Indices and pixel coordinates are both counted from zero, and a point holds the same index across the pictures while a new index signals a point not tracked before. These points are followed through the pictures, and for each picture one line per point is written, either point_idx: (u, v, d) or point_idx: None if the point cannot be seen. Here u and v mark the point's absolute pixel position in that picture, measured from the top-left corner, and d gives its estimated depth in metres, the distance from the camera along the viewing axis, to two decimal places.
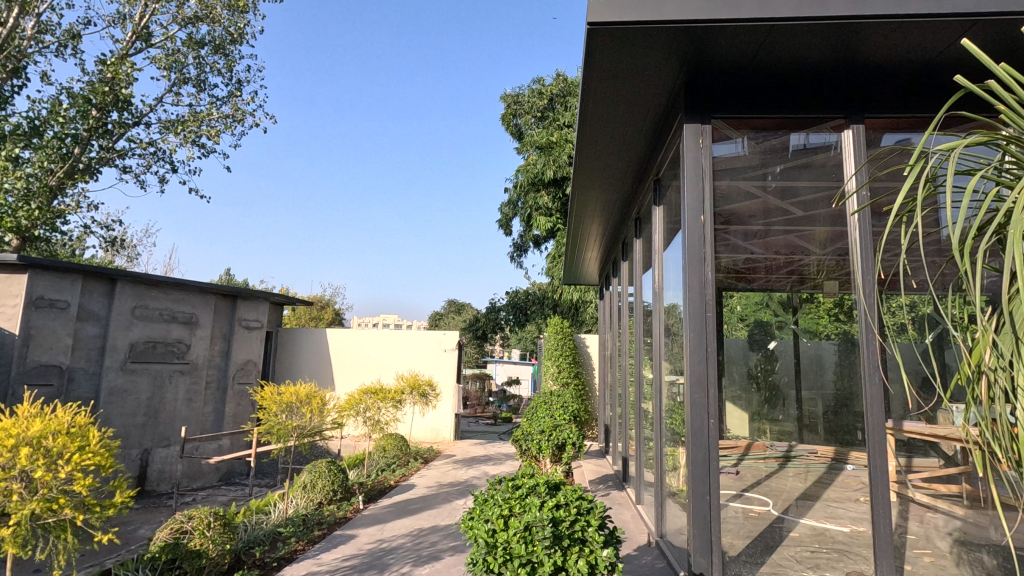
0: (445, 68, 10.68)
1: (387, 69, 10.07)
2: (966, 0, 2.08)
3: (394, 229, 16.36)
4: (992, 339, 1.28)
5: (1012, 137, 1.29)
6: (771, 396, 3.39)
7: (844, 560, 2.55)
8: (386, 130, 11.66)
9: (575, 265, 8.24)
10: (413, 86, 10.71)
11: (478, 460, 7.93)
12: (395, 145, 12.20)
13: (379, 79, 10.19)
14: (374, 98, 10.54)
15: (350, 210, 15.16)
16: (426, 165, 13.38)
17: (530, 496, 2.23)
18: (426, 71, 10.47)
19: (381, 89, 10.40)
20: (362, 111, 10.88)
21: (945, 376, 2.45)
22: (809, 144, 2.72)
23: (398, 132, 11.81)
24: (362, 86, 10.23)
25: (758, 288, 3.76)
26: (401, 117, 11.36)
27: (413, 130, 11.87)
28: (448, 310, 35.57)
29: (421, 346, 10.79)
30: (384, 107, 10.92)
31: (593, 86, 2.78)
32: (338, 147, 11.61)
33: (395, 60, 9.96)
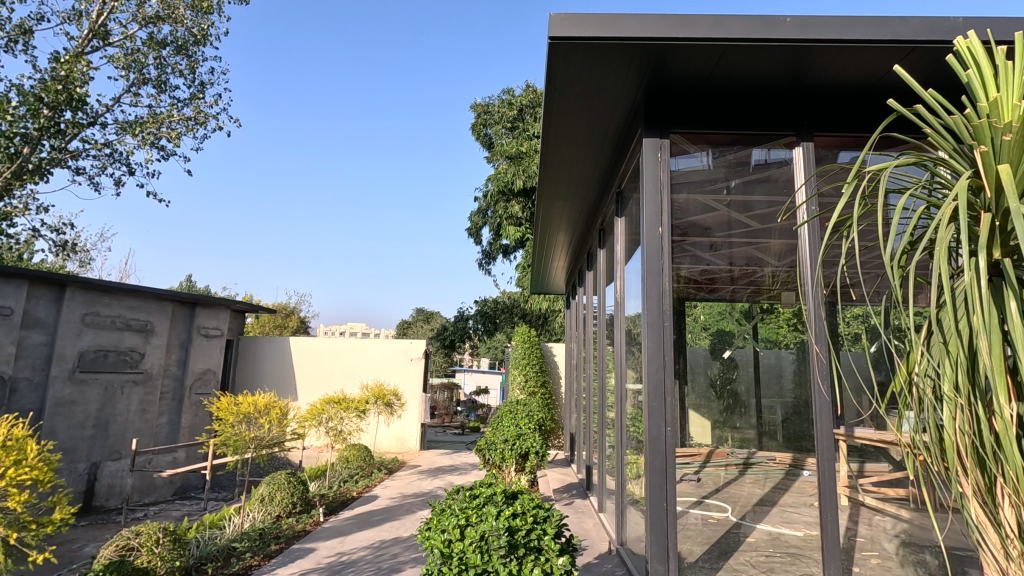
0: (421, 78, 10.53)
1: (364, 83, 10.16)
2: (904, 28, 2.20)
3: (361, 236, 16.20)
4: (920, 351, 1.36)
5: (938, 159, 1.37)
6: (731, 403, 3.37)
7: (797, 563, 2.64)
8: (358, 141, 11.68)
9: (543, 274, 8.28)
10: (386, 93, 10.52)
11: (444, 470, 7.85)
12: (369, 155, 12.22)
13: (355, 92, 10.27)
14: (348, 109, 10.58)
15: (315, 215, 14.95)
16: (396, 173, 13.26)
17: (486, 505, 2.22)
18: (400, 82, 10.40)
19: (358, 103, 10.48)
20: (336, 121, 10.87)
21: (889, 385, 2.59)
22: (770, 159, 2.83)
23: (371, 142, 11.85)
24: (339, 98, 10.30)
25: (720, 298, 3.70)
26: (376, 129, 11.41)
27: (387, 141, 11.93)
28: (416, 319, 35.35)
29: (387, 355, 10.65)
30: (361, 119, 10.99)
31: (555, 99, 2.82)
32: (306, 146, 11.41)
33: (371, 75, 10.06)
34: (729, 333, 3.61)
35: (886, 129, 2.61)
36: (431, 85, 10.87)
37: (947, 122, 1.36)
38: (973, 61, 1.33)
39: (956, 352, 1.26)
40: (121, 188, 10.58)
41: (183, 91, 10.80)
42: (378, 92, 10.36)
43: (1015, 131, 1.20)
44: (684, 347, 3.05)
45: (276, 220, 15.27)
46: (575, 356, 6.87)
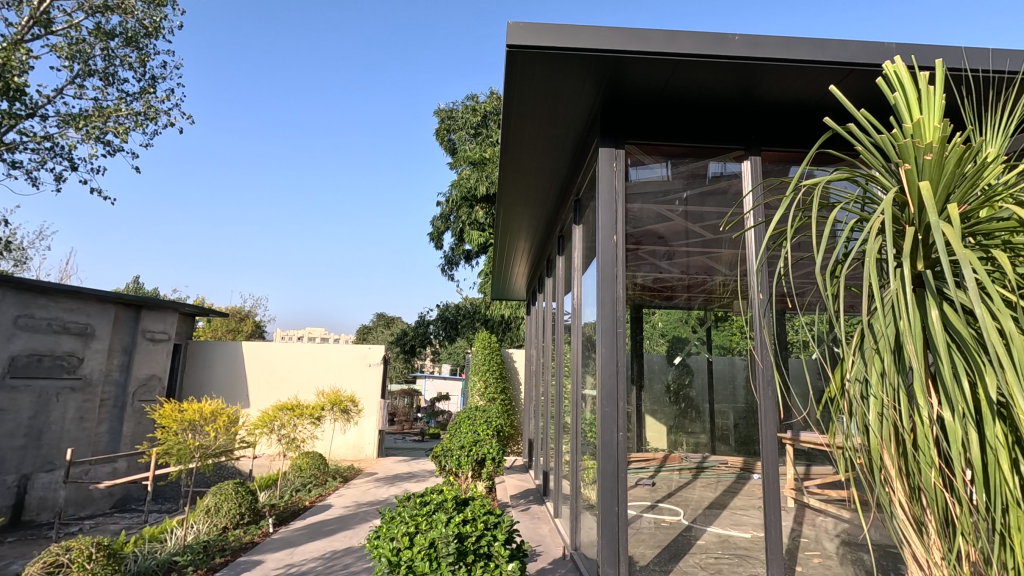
0: (387, 79, 10.36)
1: (328, 85, 10.13)
2: (843, 51, 2.32)
3: (320, 238, 15.93)
4: (851, 357, 1.42)
5: (868, 175, 1.45)
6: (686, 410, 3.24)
7: (744, 564, 2.73)
8: (321, 143, 11.58)
9: (504, 280, 8.30)
10: (351, 91, 10.32)
11: (401, 477, 7.73)
12: (330, 157, 12.09)
13: (319, 93, 10.24)
14: (312, 108, 10.50)
15: (273, 214, 14.52)
16: (358, 175, 13.07)
17: (437, 512, 2.21)
18: (365, 80, 10.22)
19: (320, 103, 10.43)
20: (298, 121, 10.74)
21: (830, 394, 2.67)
22: (726, 171, 2.94)
23: (335, 144, 11.73)
24: (303, 95, 10.27)
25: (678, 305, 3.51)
26: (339, 132, 11.34)
27: (350, 145, 11.85)
28: (377, 324, 34.87)
29: (344, 361, 10.42)
30: (323, 122, 10.91)
31: (513, 106, 2.84)
32: (264, 136, 11.07)
33: (335, 78, 10.02)
34: (684, 337, 3.47)
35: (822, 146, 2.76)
36: (399, 87, 10.69)
37: (876, 139, 1.44)
38: (901, 84, 1.41)
39: (884, 359, 1.32)
40: (61, 184, 10.05)
41: (133, 84, 10.34)
42: (342, 94, 10.31)
43: (935, 150, 1.28)
44: (639, 353, 3.12)
45: (229, 219, 14.82)
46: (535, 362, 6.91)
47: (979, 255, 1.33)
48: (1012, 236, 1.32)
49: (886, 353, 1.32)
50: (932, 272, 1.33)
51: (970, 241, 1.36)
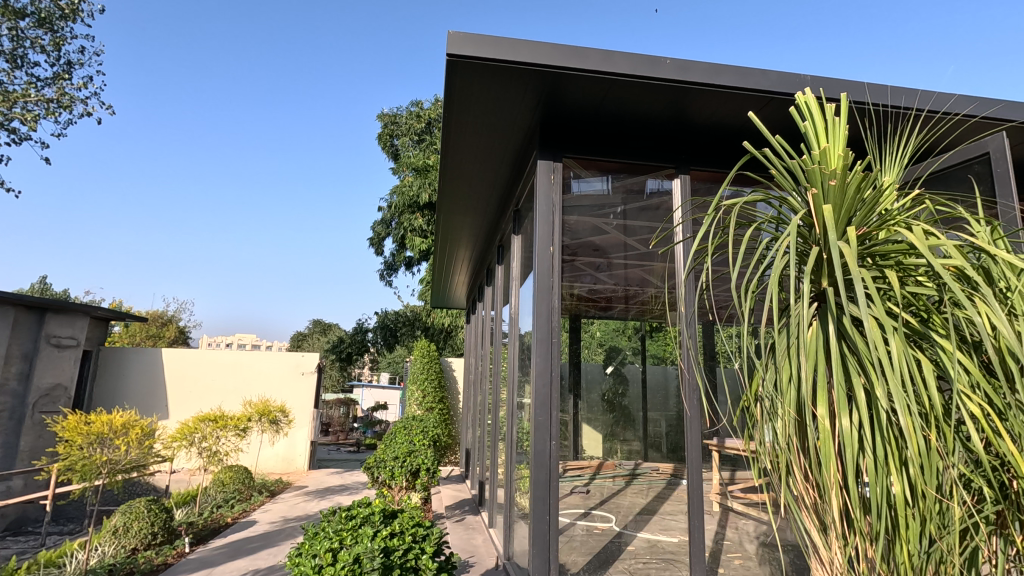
0: (328, 76, 10.15)
1: (266, 76, 10.02)
2: (765, 80, 2.47)
3: (254, 215, 15.48)
4: (763, 369, 1.51)
5: (780, 197, 1.55)
6: (622, 418, 3.54)
7: (670, 568, 2.78)
8: (258, 129, 11.45)
9: (444, 288, 8.24)
10: (293, 81, 10.20)
11: (333, 490, 7.47)
12: (267, 142, 11.95)
13: (257, 81, 10.11)
14: (250, 95, 10.40)
15: (206, 188, 14.04)
16: (296, 160, 12.83)
17: (363, 526, 2.16)
18: (306, 73, 9.96)
19: (257, 89, 10.30)
20: (234, 103, 10.61)
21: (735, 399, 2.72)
22: (663, 187, 3.04)
23: (274, 132, 11.64)
24: (240, 82, 10.11)
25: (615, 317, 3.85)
26: (277, 122, 11.26)
27: (290, 135, 11.76)
28: (313, 331, 33.73)
29: (275, 370, 9.98)
30: (261, 108, 10.80)
31: (454, 115, 2.83)
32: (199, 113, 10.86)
33: (273, 75, 10.03)
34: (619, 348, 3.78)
35: (743, 167, 2.92)
36: (341, 86, 10.52)
37: (787, 164, 1.54)
38: (809, 114, 1.52)
39: (791, 371, 1.41)
40: None
41: (44, 69, 9.52)
42: (280, 85, 10.25)
43: (838, 177, 1.39)
44: (577, 362, 3.18)
45: (157, 191, 14.16)
46: (474, 371, 6.91)
47: (874, 274, 1.45)
48: (905, 257, 1.44)
49: (792, 363, 1.43)
50: (834, 289, 1.44)
51: (868, 261, 1.47)
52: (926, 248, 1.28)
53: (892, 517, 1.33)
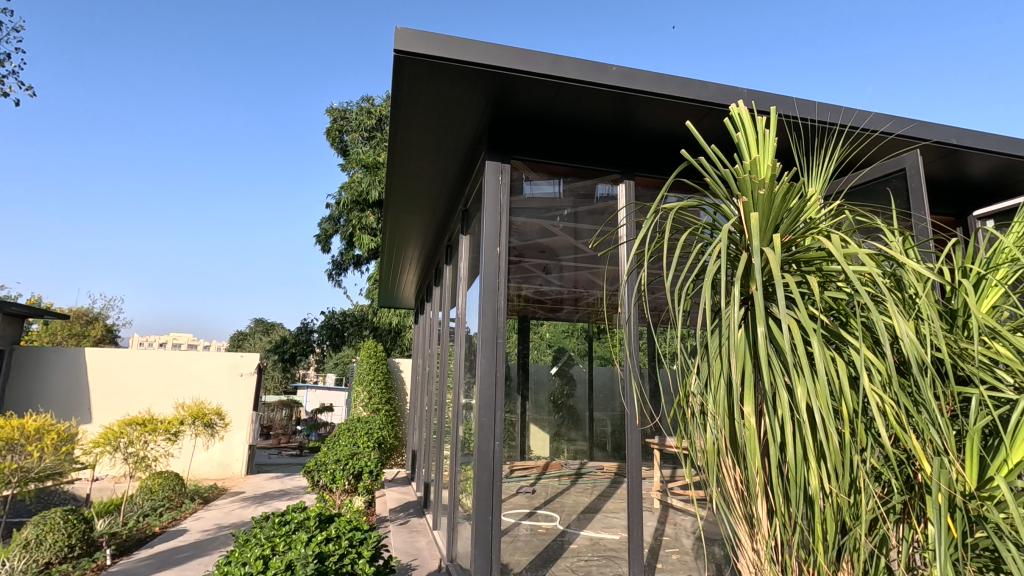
0: (275, 57, 9.92)
1: (208, 53, 9.67)
2: (706, 91, 2.57)
3: (194, 197, 14.89)
4: (695, 371, 1.57)
5: (714, 204, 1.61)
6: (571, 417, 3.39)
7: (611, 565, 2.85)
8: (198, 99, 11.02)
9: (393, 288, 8.10)
10: (238, 60, 9.91)
11: (272, 496, 7.21)
12: (209, 117, 11.50)
13: (199, 56, 9.76)
14: (190, 63, 10.01)
15: (143, 162, 13.42)
16: (241, 141, 12.47)
17: (297, 532, 2.11)
18: (251, 51, 9.66)
19: (200, 61, 9.95)
20: (174, 69, 10.19)
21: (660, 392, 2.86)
22: (609, 193, 3.12)
23: (214, 103, 11.22)
24: (182, 55, 9.75)
25: (565, 320, 3.68)
26: (220, 93, 10.89)
27: (234, 115, 11.43)
28: (254, 331, 32.45)
29: (212, 370, 9.53)
30: (205, 78, 10.45)
31: (402, 113, 2.79)
32: (134, 78, 10.40)
33: (214, 49, 9.61)
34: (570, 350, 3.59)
35: (679, 175, 3.06)
36: (288, 65, 10.29)
37: (721, 172, 1.60)
38: (742, 125, 1.58)
39: (721, 373, 1.47)
40: None
41: None
42: (224, 60, 9.88)
43: (766, 186, 1.46)
44: (526, 363, 3.21)
45: (87, 166, 13.42)
46: (421, 371, 6.86)
47: (801, 279, 1.53)
48: (825, 264, 1.53)
49: (722, 363, 1.49)
50: (761, 292, 1.51)
51: (793, 267, 1.55)
52: (843, 255, 1.37)
53: (810, 510, 1.41)
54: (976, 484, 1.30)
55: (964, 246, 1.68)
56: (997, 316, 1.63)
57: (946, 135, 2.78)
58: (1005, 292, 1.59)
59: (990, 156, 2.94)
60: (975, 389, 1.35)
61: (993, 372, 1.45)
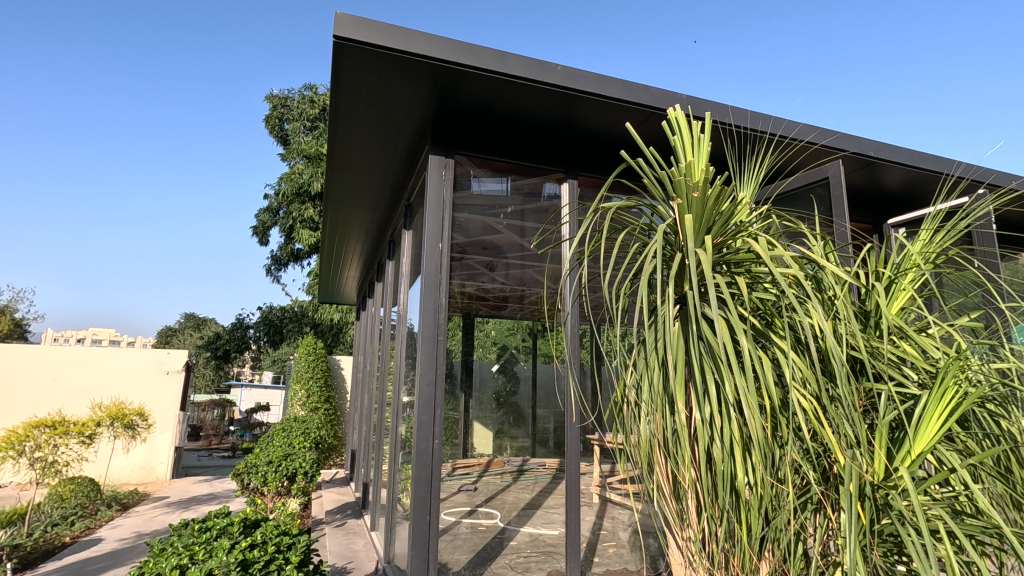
0: (211, 32, 9.50)
1: (138, 16, 9.15)
2: (647, 95, 2.63)
3: (122, 159, 14.12)
4: (631, 369, 1.59)
5: (651, 205, 1.65)
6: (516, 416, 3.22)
7: (549, 560, 2.89)
8: (126, 53, 10.43)
9: (333, 283, 7.87)
10: (172, 30, 9.43)
11: (200, 500, 6.85)
12: (147, 73, 11.09)
13: (128, 18, 9.23)
14: (118, 24, 9.48)
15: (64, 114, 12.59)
16: (174, 101, 11.94)
17: (219, 538, 2.01)
18: (185, 23, 9.20)
19: (130, 23, 9.42)
20: (99, 27, 9.58)
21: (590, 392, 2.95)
22: (548, 193, 3.14)
23: (145, 61, 10.66)
24: (107, 15, 9.18)
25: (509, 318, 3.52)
26: (151, 52, 10.36)
27: (165, 70, 10.90)
28: (185, 327, 30.83)
29: (134, 369, 8.94)
30: (135, 39, 9.91)
31: (342, 102, 2.70)
32: (56, 29, 9.74)
33: (144, 15, 9.09)
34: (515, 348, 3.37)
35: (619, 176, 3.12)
36: (225, 41, 9.86)
37: (658, 174, 1.64)
38: (679, 128, 1.62)
39: (654, 370, 1.50)
40: None
41: None
42: (155, 26, 9.39)
43: (700, 189, 1.50)
44: (471, 361, 3.14)
45: None
46: (362, 368, 6.72)
47: (733, 281, 1.58)
48: (753, 265, 1.60)
49: (655, 359, 1.52)
50: (692, 292, 1.56)
51: (724, 267, 1.61)
52: (768, 256, 1.43)
53: (734, 502, 1.45)
54: (883, 473, 1.39)
55: (879, 251, 1.79)
56: (904, 316, 1.75)
57: (865, 148, 2.98)
58: (911, 294, 1.71)
59: (903, 169, 3.17)
60: (885, 384, 1.44)
61: (901, 369, 1.55)
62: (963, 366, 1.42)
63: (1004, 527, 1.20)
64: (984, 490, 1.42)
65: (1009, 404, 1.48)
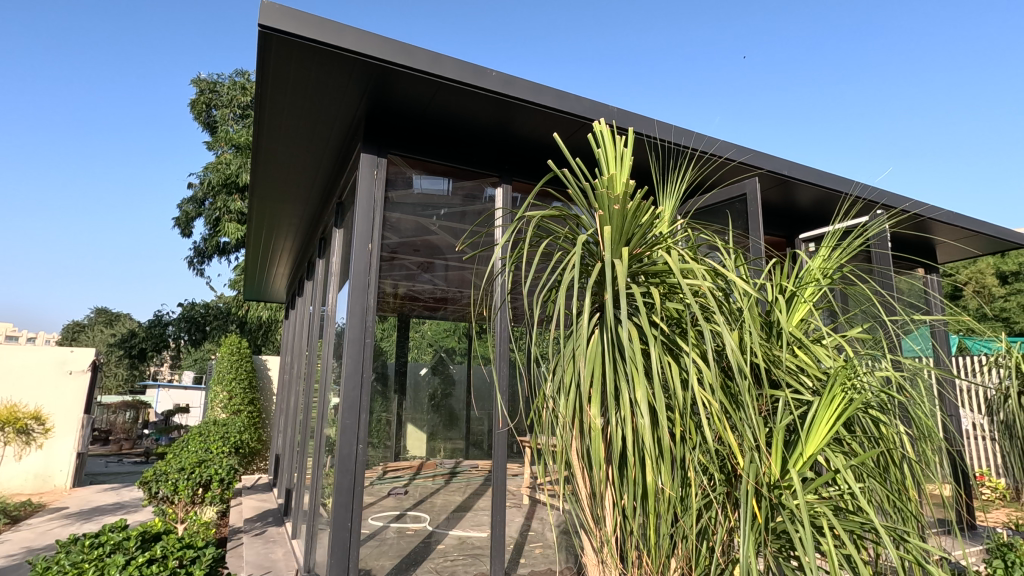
0: None
1: None
2: (580, 106, 2.70)
3: None
4: (553, 376, 1.61)
5: (575, 215, 1.68)
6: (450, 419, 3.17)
7: (475, 564, 2.88)
8: (28, 9, 9.60)
9: (259, 279, 7.53)
10: None
11: (103, 510, 6.38)
12: (54, 30, 10.27)
13: None
14: None
15: None
16: (84, 60, 11.13)
17: (112, 555, 1.88)
18: None
19: None
20: None
21: (510, 395, 3.00)
22: (485, 195, 3.15)
23: (49, 17, 9.85)
24: None
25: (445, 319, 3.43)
26: (57, 10, 9.60)
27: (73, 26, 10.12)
28: (96, 323, 28.58)
29: (31, 368, 8.20)
30: None
31: (268, 94, 2.59)
32: None
33: None
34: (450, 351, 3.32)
35: (551, 184, 3.18)
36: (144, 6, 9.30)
37: (582, 184, 1.68)
38: (604, 141, 1.66)
39: (572, 377, 1.53)
40: None
41: None
42: None
43: (620, 203, 1.55)
44: (402, 364, 3.12)
45: None
46: (289, 368, 6.49)
47: (650, 291, 1.64)
48: (668, 277, 1.67)
49: (576, 367, 1.54)
50: (612, 302, 1.61)
51: (641, 277, 1.67)
52: (681, 269, 1.50)
53: (646, 505, 1.51)
54: (779, 474, 1.49)
55: (784, 265, 1.92)
56: (802, 327, 1.88)
57: (780, 166, 3.18)
58: (810, 306, 1.84)
59: (814, 188, 3.42)
60: (783, 392, 1.55)
61: (798, 377, 1.67)
62: (851, 375, 1.55)
63: (879, 522, 1.32)
64: (865, 488, 1.56)
65: (889, 410, 1.62)
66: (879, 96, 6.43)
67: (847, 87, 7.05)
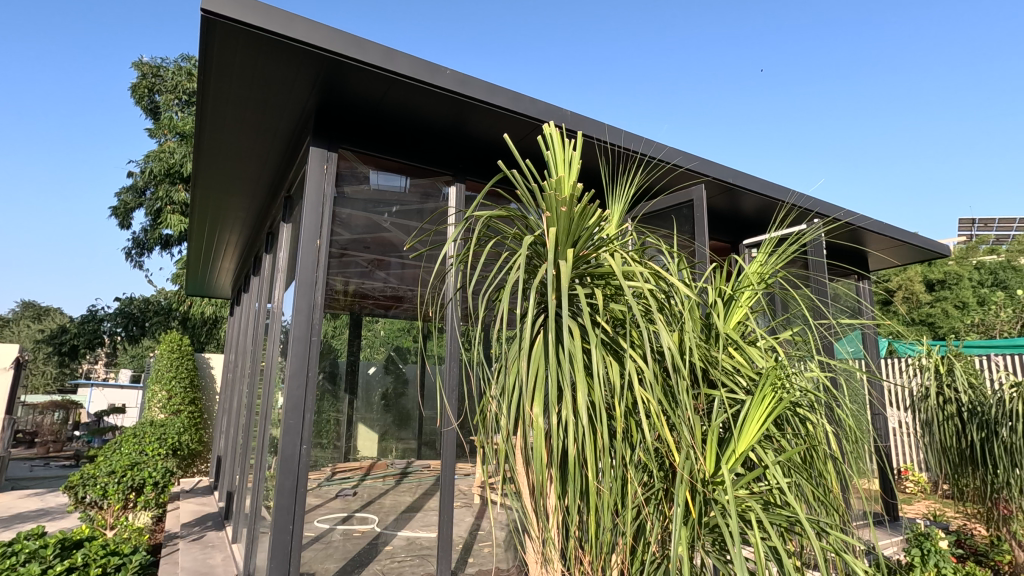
0: None
1: None
2: (534, 108, 2.72)
3: None
4: (500, 376, 1.62)
5: (523, 217, 1.70)
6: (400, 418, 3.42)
7: (423, 564, 2.81)
8: None
9: (203, 275, 7.20)
10: None
11: (23, 518, 5.95)
12: None
13: None
14: None
15: None
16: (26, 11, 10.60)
17: (26, 564, 1.77)
18: None
19: None
20: None
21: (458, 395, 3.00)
22: (441, 193, 3.12)
23: None
24: None
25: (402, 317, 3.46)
26: None
27: None
28: (22, 318, 26.72)
29: None
30: None
31: (212, 81, 2.48)
32: None
33: None
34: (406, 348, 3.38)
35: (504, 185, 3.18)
36: None
37: (531, 186, 1.70)
38: (553, 144, 1.69)
39: (517, 377, 1.54)
40: None
41: None
42: None
43: (567, 204, 1.57)
44: (352, 363, 3.09)
45: None
46: (233, 366, 6.27)
47: (595, 293, 1.67)
48: (613, 279, 1.70)
49: (522, 367, 1.55)
50: (559, 304, 1.63)
51: (587, 279, 1.70)
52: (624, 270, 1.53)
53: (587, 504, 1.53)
54: (713, 471, 1.55)
55: (723, 270, 1.99)
56: (739, 329, 1.95)
57: (725, 174, 3.31)
58: (746, 310, 1.91)
59: (757, 197, 3.58)
60: (720, 392, 1.61)
61: (733, 378, 1.74)
62: (781, 376, 1.62)
63: (801, 516, 1.39)
64: (793, 484, 1.63)
65: (817, 409, 1.70)
66: (823, 112, 6.74)
67: (795, 101, 7.35)
